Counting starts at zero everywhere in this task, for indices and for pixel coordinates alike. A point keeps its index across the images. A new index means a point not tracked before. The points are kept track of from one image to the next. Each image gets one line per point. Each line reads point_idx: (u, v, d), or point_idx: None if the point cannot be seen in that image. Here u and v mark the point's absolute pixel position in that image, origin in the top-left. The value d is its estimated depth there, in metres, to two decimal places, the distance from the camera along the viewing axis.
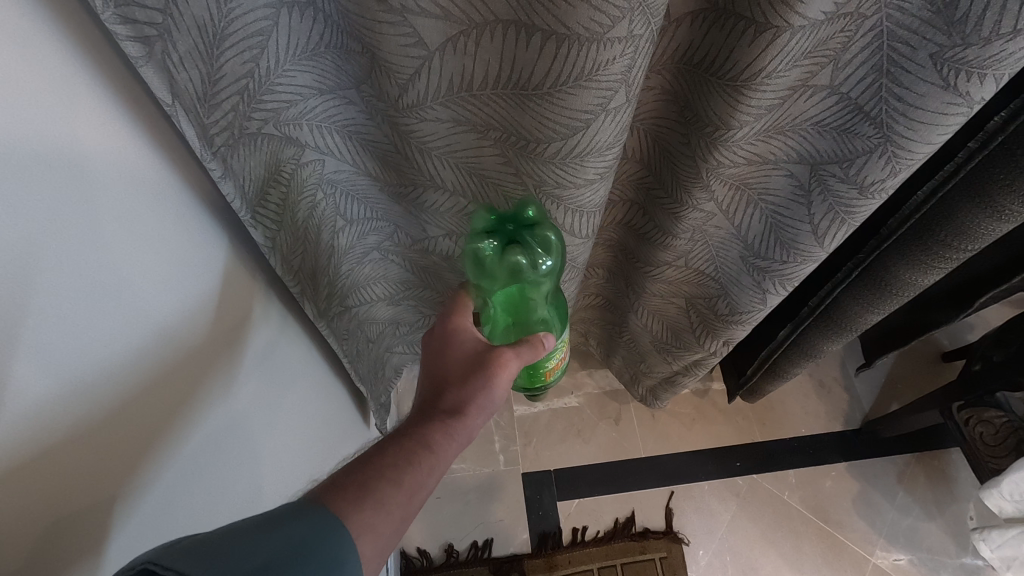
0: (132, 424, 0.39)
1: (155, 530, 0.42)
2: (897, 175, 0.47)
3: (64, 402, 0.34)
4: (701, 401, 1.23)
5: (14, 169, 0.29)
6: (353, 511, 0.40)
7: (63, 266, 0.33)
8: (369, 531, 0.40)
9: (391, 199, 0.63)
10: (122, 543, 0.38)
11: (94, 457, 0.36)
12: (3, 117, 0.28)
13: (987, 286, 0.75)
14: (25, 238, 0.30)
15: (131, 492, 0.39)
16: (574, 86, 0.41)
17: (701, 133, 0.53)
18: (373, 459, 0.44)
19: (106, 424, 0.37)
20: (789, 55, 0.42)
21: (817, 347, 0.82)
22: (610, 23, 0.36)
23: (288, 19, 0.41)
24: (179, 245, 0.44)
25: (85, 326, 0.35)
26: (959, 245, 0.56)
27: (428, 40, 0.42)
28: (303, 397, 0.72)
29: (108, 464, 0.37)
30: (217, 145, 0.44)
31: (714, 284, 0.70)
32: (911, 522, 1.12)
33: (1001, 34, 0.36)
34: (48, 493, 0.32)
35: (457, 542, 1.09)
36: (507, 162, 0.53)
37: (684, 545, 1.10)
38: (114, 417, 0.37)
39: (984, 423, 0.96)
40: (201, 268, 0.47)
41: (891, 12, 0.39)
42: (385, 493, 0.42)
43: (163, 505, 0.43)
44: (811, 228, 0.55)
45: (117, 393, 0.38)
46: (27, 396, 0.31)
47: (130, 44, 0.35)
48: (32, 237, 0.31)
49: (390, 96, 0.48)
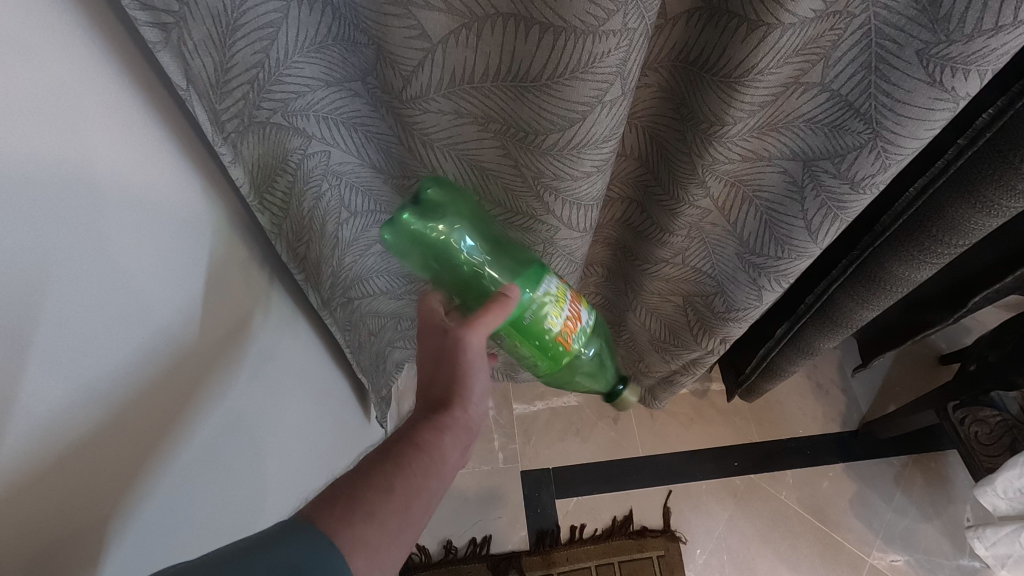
0: (139, 422, 0.41)
1: (155, 522, 0.43)
2: (887, 169, 0.48)
3: (74, 408, 0.35)
4: (699, 401, 1.24)
5: (32, 157, 0.31)
6: (341, 526, 0.37)
7: (76, 265, 0.35)
8: (362, 545, 0.37)
9: (395, 191, 0.64)
10: (123, 538, 0.40)
11: (99, 459, 0.37)
12: (18, 110, 0.30)
13: (980, 286, 0.76)
14: (43, 233, 0.32)
15: (134, 475, 0.41)
16: (571, 78, 0.42)
17: (696, 129, 0.54)
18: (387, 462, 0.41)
19: (113, 428, 0.39)
20: (780, 52, 0.44)
21: (812, 344, 0.83)
22: (605, 16, 0.37)
23: (297, 12, 0.43)
24: (190, 237, 0.46)
25: (96, 314, 0.37)
26: (950, 241, 0.57)
27: (432, 32, 0.43)
28: (305, 390, 0.73)
29: (112, 461, 0.39)
30: (228, 131, 0.45)
31: (710, 281, 0.71)
32: (908, 523, 1.13)
33: (984, 31, 0.37)
34: (57, 475, 0.34)
35: (456, 539, 1.10)
36: (506, 154, 0.54)
37: (681, 544, 1.11)
38: (121, 414, 0.39)
39: (979, 422, 0.98)
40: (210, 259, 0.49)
41: (878, 10, 0.40)
42: (377, 503, 0.39)
43: (166, 500, 0.44)
44: (804, 224, 0.56)
45: (121, 401, 0.39)
46: (36, 404, 0.33)
47: (148, 30, 0.36)
48: (46, 235, 0.32)
49: (394, 88, 0.50)
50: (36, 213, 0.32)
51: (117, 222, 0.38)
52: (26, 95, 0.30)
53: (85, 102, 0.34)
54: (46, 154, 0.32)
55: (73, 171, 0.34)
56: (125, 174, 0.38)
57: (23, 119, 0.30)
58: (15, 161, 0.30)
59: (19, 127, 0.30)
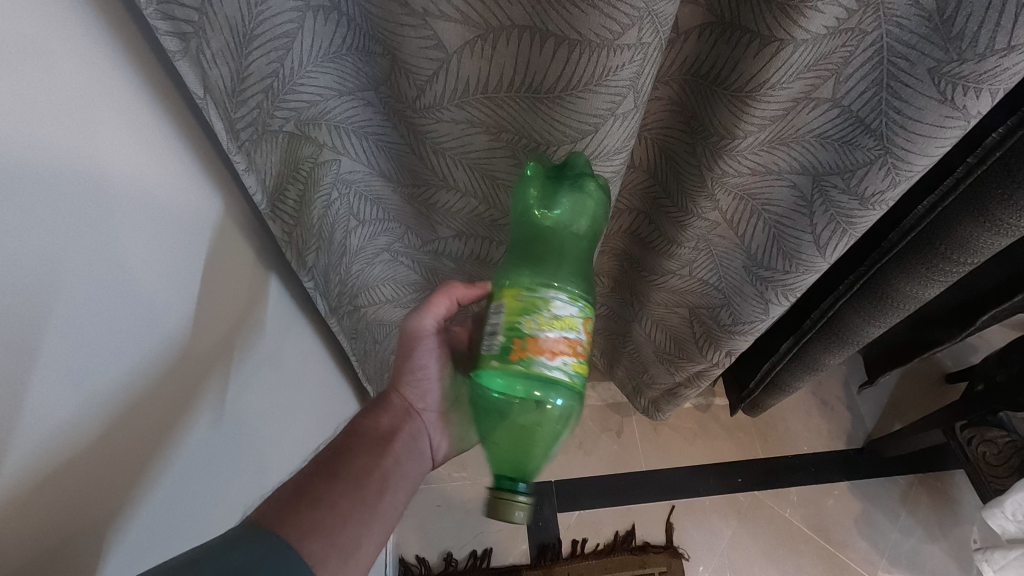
0: (142, 428, 0.41)
1: (151, 528, 0.43)
2: (897, 186, 0.48)
3: (80, 417, 0.35)
4: (703, 415, 1.24)
5: (43, 171, 0.31)
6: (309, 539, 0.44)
7: (89, 271, 0.35)
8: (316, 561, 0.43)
9: (404, 202, 0.64)
10: (122, 546, 0.40)
11: (104, 466, 0.37)
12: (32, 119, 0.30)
13: (989, 303, 0.75)
14: (52, 241, 0.32)
15: (138, 483, 0.41)
16: (584, 91, 0.43)
17: (707, 141, 0.54)
18: (340, 454, 0.52)
19: (117, 436, 0.39)
20: (792, 67, 0.44)
21: (819, 360, 0.82)
22: (620, 30, 0.38)
23: (313, 23, 0.43)
24: (196, 237, 0.46)
25: (104, 317, 0.37)
26: (958, 258, 0.57)
27: (448, 43, 0.44)
28: (305, 394, 0.73)
29: (117, 468, 0.39)
30: (243, 139, 0.45)
31: (718, 293, 0.71)
32: (914, 544, 1.11)
33: (995, 50, 0.37)
34: (62, 489, 0.34)
35: (456, 551, 1.09)
36: (517, 162, 0.55)
37: (684, 560, 1.09)
38: (125, 423, 0.39)
39: (986, 442, 0.97)
40: (212, 263, 0.49)
41: (890, 28, 0.41)
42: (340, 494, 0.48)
43: (165, 504, 0.44)
44: (813, 238, 0.56)
45: (126, 411, 0.39)
46: (46, 411, 0.33)
47: (168, 39, 0.36)
48: (52, 242, 0.32)
49: (406, 97, 0.50)
50: (47, 219, 0.32)
51: (125, 225, 0.38)
52: (46, 108, 0.31)
53: (97, 105, 0.34)
54: (58, 162, 0.32)
55: (86, 174, 0.34)
56: (131, 175, 0.38)
57: (43, 127, 0.31)
58: (27, 162, 0.30)
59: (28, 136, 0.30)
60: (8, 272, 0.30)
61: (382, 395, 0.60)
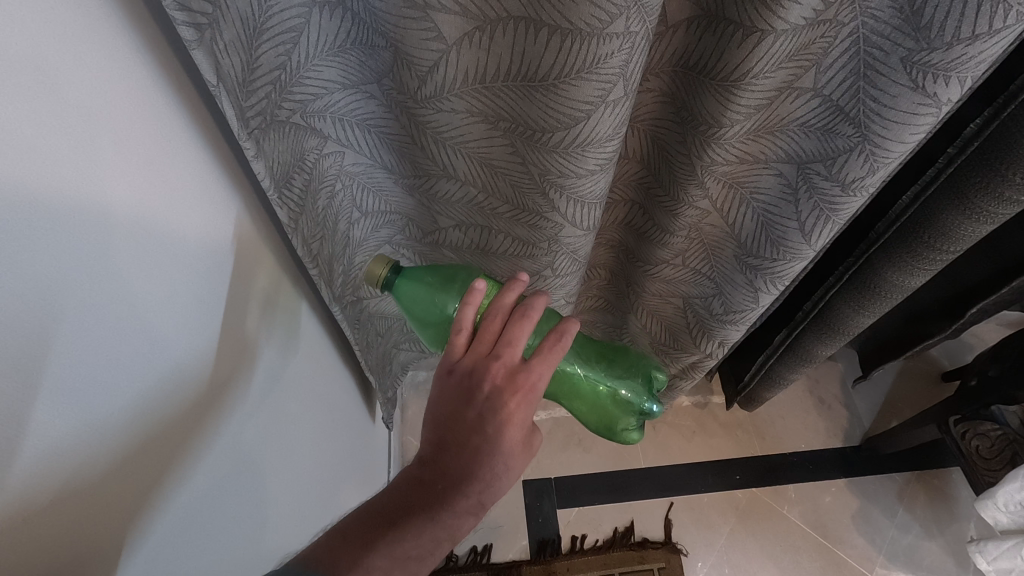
0: (162, 413, 0.40)
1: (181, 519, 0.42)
2: (876, 173, 0.50)
3: (110, 403, 0.35)
4: (701, 412, 1.26)
5: (56, 153, 0.30)
6: None
7: (121, 254, 0.35)
8: None
9: (405, 188, 0.68)
10: (150, 531, 0.39)
11: (130, 450, 0.37)
12: (54, 98, 0.29)
13: (979, 297, 0.77)
14: (88, 229, 0.32)
15: (163, 467, 0.40)
16: (577, 77, 0.45)
17: (696, 131, 0.56)
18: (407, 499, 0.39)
19: (142, 420, 0.38)
20: (773, 56, 0.46)
21: (812, 352, 0.84)
22: (608, 19, 0.40)
23: (319, 18, 0.45)
24: (224, 243, 0.47)
25: (143, 311, 0.38)
26: (940, 245, 0.59)
27: (447, 34, 0.46)
28: (327, 385, 0.76)
29: (141, 453, 0.38)
30: (253, 126, 0.45)
31: (709, 282, 0.74)
32: (911, 541, 1.13)
33: (961, 39, 0.40)
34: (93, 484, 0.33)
35: (456, 547, 1.11)
36: (514, 151, 0.58)
37: (682, 556, 1.11)
38: (148, 407, 0.39)
39: (979, 436, 0.99)
40: (238, 268, 0.50)
41: (866, 19, 0.43)
42: None
43: (189, 504, 0.43)
44: (799, 226, 0.58)
45: (146, 396, 0.38)
46: (65, 405, 0.31)
47: (185, 30, 0.36)
48: (74, 221, 0.31)
49: (408, 88, 0.53)
50: (63, 195, 0.30)
51: (164, 227, 0.39)
52: (90, 110, 0.32)
53: (131, 108, 0.35)
54: (66, 139, 0.30)
55: (127, 171, 0.35)
56: (161, 178, 0.39)
57: (90, 125, 0.32)
58: (41, 134, 0.29)
59: (39, 108, 0.29)
60: (31, 240, 0.28)
61: (468, 475, 0.41)
